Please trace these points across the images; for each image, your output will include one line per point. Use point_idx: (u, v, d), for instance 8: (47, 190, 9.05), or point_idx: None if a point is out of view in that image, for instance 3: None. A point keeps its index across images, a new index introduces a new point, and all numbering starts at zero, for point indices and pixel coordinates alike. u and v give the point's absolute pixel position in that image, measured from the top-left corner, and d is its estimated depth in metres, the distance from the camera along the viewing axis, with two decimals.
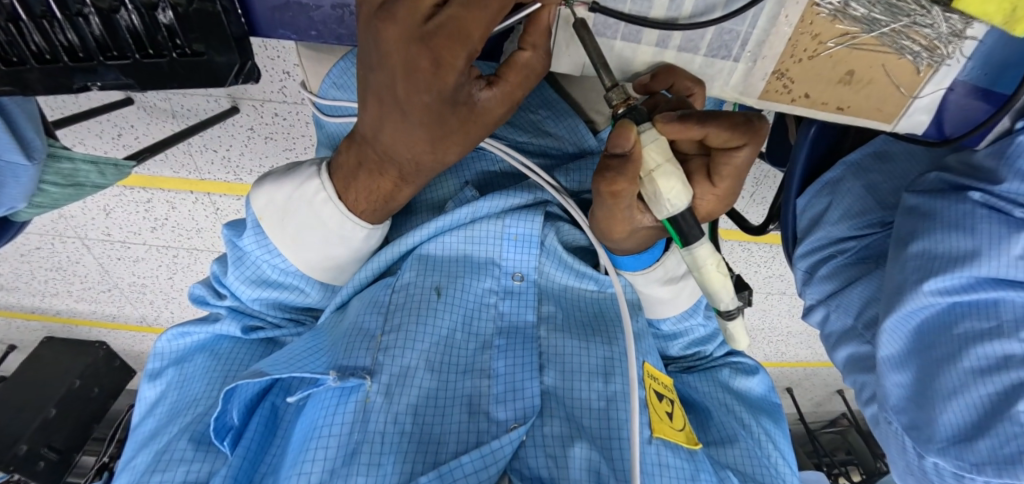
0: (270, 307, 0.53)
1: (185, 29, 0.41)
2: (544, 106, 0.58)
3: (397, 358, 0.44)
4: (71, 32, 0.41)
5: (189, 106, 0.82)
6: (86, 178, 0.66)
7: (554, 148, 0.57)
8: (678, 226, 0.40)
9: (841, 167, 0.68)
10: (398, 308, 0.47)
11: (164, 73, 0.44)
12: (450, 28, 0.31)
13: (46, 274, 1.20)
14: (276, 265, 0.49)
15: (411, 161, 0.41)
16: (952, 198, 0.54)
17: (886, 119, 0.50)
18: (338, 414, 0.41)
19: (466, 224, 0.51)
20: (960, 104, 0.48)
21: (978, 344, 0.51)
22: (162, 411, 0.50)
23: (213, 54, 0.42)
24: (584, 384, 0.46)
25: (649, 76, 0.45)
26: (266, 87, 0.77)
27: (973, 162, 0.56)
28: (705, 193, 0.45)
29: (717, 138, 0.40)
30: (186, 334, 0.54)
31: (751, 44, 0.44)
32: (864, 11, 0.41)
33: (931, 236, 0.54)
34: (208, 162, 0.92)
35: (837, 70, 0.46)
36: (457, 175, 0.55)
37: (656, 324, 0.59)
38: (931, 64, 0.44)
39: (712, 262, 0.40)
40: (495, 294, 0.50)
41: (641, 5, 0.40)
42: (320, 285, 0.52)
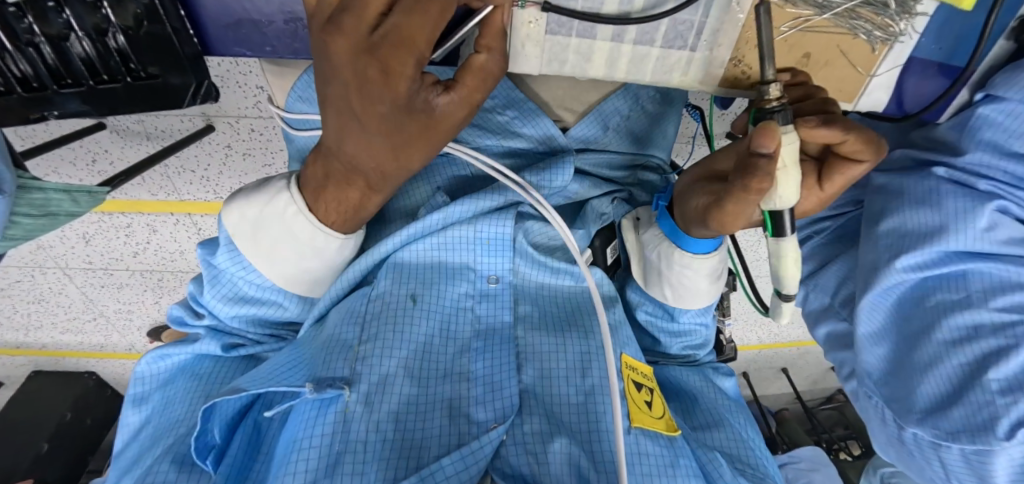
0: (250, 324, 0.53)
1: (138, 53, 0.41)
2: (511, 106, 0.57)
3: (375, 366, 0.44)
4: (23, 64, 0.40)
5: (164, 127, 0.81)
6: (60, 206, 0.66)
7: (524, 148, 0.58)
8: (778, 220, 0.39)
9: None
10: (374, 317, 0.47)
11: (121, 96, 0.44)
12: (394, 36, 0.31)
13: (27, 307, 1.18)
14: (252, 281, 0.49)
15: (375, 170, 0.41)
16: (918, 173, 0.57)
17: (847, 99, 0.51)
18: (318, 426, 0.41)
19: (438, 230, 0.51)
20: (917, 80, 0.49)
21: (950, 315, 0.55)
22: (145, 435, 0.50)
23: (169, 75, 0.43)
24: (562, 380, 0.47)
25: (789, 76, 0.48)
26: (240, 104, 0.77)
27: (937, 136, 0.58)
28: (812, 195, 0.51)
29: (851, 147, 0.45)
30: (166, 356, 0.53)
31: (706, 33, 0.43)
32: None
33: (901, 213, 0.57)
34: (187, 182, 0.91)
35: (793, 54, 0.47)
36: (428, 181, 0.55)
37: (674, 315, 0.59)
38: (886, 41, 0.45)
39: (795, 255, 0.40)
40: (471, 297, 0.50)
41: (592, 1, 0.40)
42: (298, 298, 0.52)
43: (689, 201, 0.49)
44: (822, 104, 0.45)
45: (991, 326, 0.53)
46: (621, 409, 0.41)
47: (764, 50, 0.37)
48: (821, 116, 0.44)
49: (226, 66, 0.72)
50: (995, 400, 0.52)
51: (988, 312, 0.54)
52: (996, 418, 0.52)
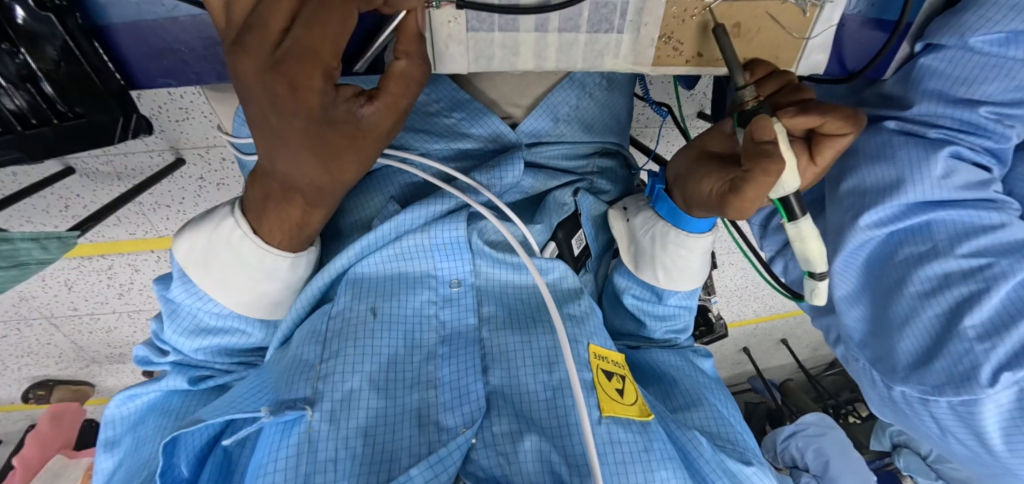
0: (217, 355, 0.53)
1: (66, 96, 0.40)
2: (457, 108, 0.57)
3: (337, 383, 0.43)
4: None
5: (133, 165, 0.80)
6: (29, 255, 0.65)
7: (474, 148, 0.58)
8: (788, 204, 0.43)
9: None
10: (335, 334, 0.46)
11: (54, 141, 0.43)
12: (296, 52, 0.32)
13: (18, 361, 1.17)
14: (210, 311, 0.49)
15: (310, 186, 0.40)
16: (870, 131, 0.57)
17: (786, 66, 0.51)
18: (283, 447, 0.40)
19: (393, 240, 0.50)
20: (857, 35, 0.49)
21: (919, 269, 0.55)
22: (120, 477, 0.49)
23: (97, 114, 0.42)
24: (529, 376, 0.46)
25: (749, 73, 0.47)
26: (206, 133, 0.76)
27: (885, 92, 0.57)
28: (807, 173, 0.48)
29: (831, 126, 0.44)
30: (134, 397, 0.52)
31: (631, 12, 0.43)
32: None
33: (857, 172, 0.57)
34: (163, 217, 0.91)
35: (723, 25, 0.46)
36: (381, 192, 0.55)
37: (662, 297, 0.59)
38: (816, 3, 0.46)
39: (813, 235, 0.43)
40: (434, 303, 0.50)
41: None
42: (260, 323, 0.51)
43: (690, 187, 0.49)
44: (794, 89, 0.46)
45: (960, 272, 0.54)
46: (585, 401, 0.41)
47: (732, 62, 0.42)
48: (796, 105, 0.44)
49: (191, 95, 0.71)
50: (973, 346, 0.53)
51: (956, 259, 0.54)
52: (978, 365, 0.52)
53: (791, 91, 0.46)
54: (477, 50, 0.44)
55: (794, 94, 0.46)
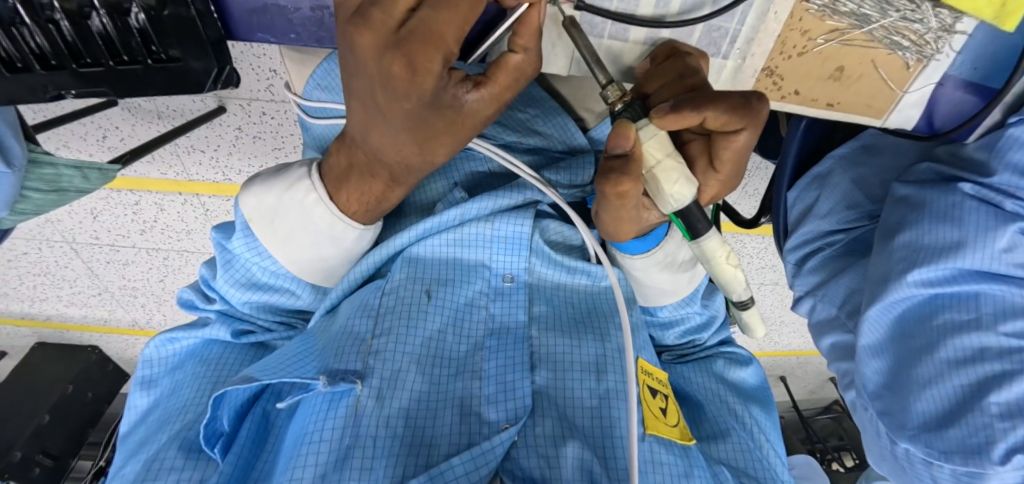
0: (261, 310, 0.52)
1: (159, 34, 0.40)
2: (532, 105, 0.57)
3: (388, 361, 0.43)
4: (41, 36, 0.39)
5: (175, 106, 0.79)
6: (70, 182, 0.65)
7: (542, 147, 0.56)
8: (687, 220, 0.40)
9: (830, 160, 0.68)
10: (387, 311, 0.46)
11: (139, 81, 0.43)
12: (421, 31, 0.31)
13: (34, 280, 1.17)
14: (265, 268, 0.48)
15: (400, 163, 0.42)
16: (942, 188, 0.54)
17: (876, 115, 0.50)
18: (328, 419, 0.40)
19: (455, 225, 0.50)
20: (949, 98, 0.47)
21: (955, 336, 0.51)
22: (155, 416, 0.50)
23: (189, 59, 0.42)
24: (576, 381, 0.46)
25: (650, 59, 0.43)
26: (253, 86, 0.75)
27: (963, 155, 0.55)
28: (708, 179, 0.44)
29: (715, 122, 0.39)
30: (175, 340, 0.53)
31: (739, 41, 0.44)
32: (853, 7, 0.41)
33: (918, 227, 0.54)
34: (196, 163, 0.90)
35: (826, 67, 0.46)
36: (446, 176, 0.54)
37: (653, 310, 0.59)
38: (920, 58, 0.44)
39: (722, 255, 0.40)
40: (485, 295, 0.50)
41: (628, 3, 0.40)
42: (311, 287, 0.51)
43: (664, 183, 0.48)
44: (676, 78, 0.40)
45: (999, 349, 0.49)
46: (637, 415, 0.40)
47: (588, 60, 0.36)
48: (674, 97, 0.39)
49: (240, 46, 0.69)
50: (993, 423, 0.48)
51: (998, 336, 0.50)
52: (991, 441, 0.48)
53: (673, 81, 0.40)
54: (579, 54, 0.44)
55: (678, 83, 0.40)
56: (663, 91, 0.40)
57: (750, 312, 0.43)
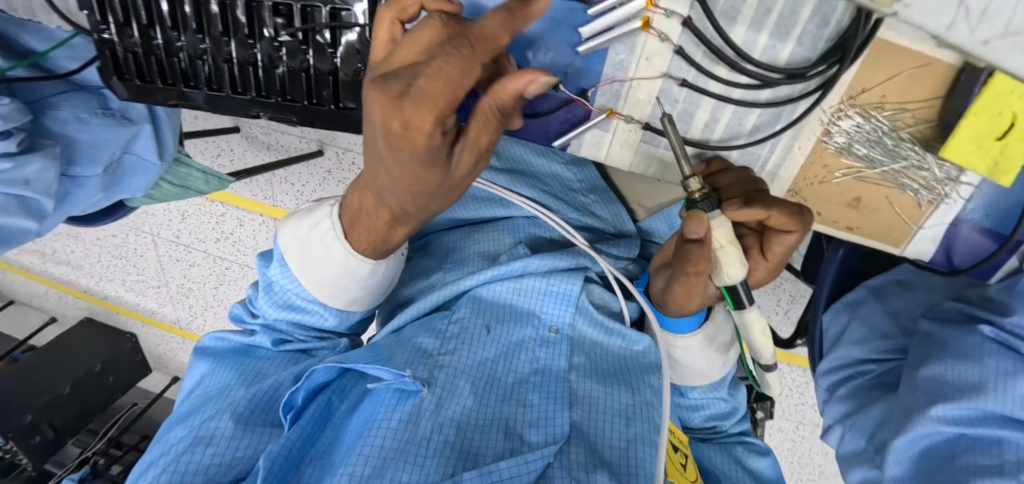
0: (297, 327, 0.61)
1: (347, 88, 0.56)
2: (594, 191, 0.69)
3: (449, 375, 0.52)
4: (270, 74, 0.56)
5: (283, 143, 1.00)
6: (195, 183, 0.88)
7: (599, 226, 0.66)
8: (734, 294, 0.46)
9: (863, 289, 0.77)
10: (454, 338, 0.55)
11: (318, 117, 0.58)
12: (419, 93, 0.32)
13: (109, 259, 1.38)
14: (300, 294, 0.57)
15: (398, 205, 0.45)
16: (963, 331, 0.63)
17: (894, 243, 0.58)
18: (397, 411, 0.49)
19: (517, 276, 0.60)
20: (969, 238, 0.55)
21: (982, 477, 0.57)
22: (203, 385, 0.60)
23: (359, 109, 0.57)
24: (608, 424, 0.52)
25: (706, 166, 0.53)
26: (353, 140, 0.96)
27: (988, 295, 0.65)
28: (758, 266, 0.51)
29: (777, 221, 0.46)
30: (220, 339, 0.64)
31: (770, 165, 0.54)
32: (866, 151, 0.51)
33: (942, 364, 0.62)
34: (284, 193, 1.09)
35: (845, 196, 0.55)
36: (512, 234, 0.66)
37: (683, 391, 0.65)
38: (932, 200, 0.53)
39: (759, 327, 0.46)
40: (534, 340, 0.58)
41: (682, 125, 0.52)
42: (335, 310, 0.58)
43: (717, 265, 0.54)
44: (746, 183, 0.49)
45: None
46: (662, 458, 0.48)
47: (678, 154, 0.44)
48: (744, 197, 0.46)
49: None
50: None
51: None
52: None
53: (743, 185, 0.49)
54: (641, 152, 0.55)
55: (746, 188, 0.49)
56: (733, 191, 0.49)
57: (772, 376, 0.49)
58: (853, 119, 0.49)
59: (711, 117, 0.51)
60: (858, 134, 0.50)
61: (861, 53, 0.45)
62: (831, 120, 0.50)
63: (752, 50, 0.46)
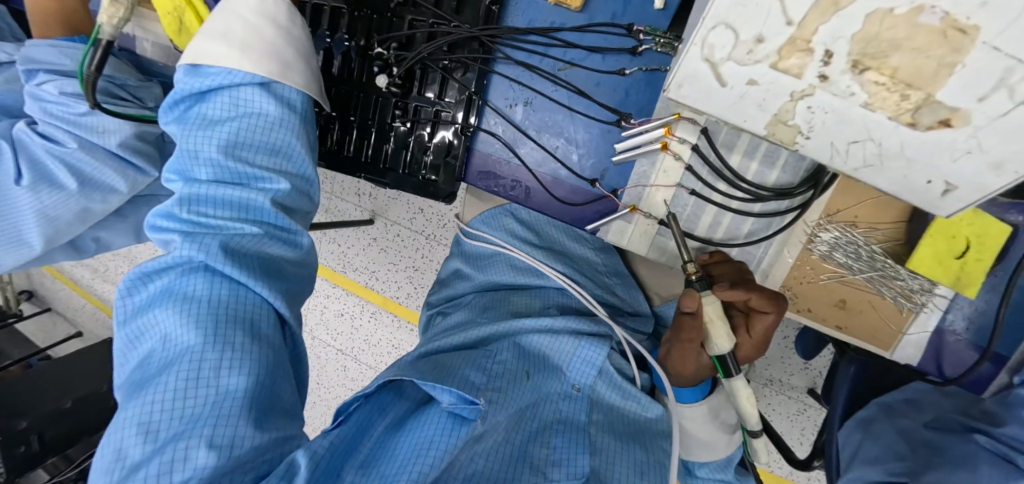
0: (228, 154, 0.56)
1: (434, 165, 0.70)
2: (615, 275, 0.80)
3: (496, 409, 0.58)
4: (379, 147, 0.72)
5: (341, 210, 1.28)
6: None
7: (618, 304, 0.77)
8: (724, 362, 0.56)
9: (874, 406, 0.75)
10: (501, 377, 0.63)
11: (406, 182, 0.71)
12: None
13: None
14: (220, 100, 0.58)
15: None
16: (961, 438, 0.63)
17: (883, 346, 0.64)
18: (451, 432, 0.56)
19: (551, 333, 0.69)
20: (956, 347, 0.61)
21: None
22: (147, 360, 0.52)
23: (441, 181, 0.70)
24: (624, 476, 0.57)
25: (708, 255, 0.63)
26: (405, 215, 1.19)
27: (987, 409, 0.65)
28: (744, 342, 0.59)
29: (757, 303, 0.57)
30: (146, 284, 0.55)
31: (764, 263, 0.65)
32: (844, 259, 0.61)
33: (941, 473, 0.60)
34: (331, 252, 1.35)
35: (832, 297, 0.64)
36: (543, 299, 0.76)
37: (692, 467, 0.66)
38: (912, 308, 0.61)
39: (745, 392, 0.56)
40: (559, 394, 0.65)
41: (691, 222, 0.64)
42: (270, 98, 0.58)
43: None
44: (736, 271, 0.59)
45: None
46: None
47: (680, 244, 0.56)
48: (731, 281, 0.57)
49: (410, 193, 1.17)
50: None
51: None
52: None
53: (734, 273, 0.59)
54: (655, 244, 0.66)
55: (737, 275, 0.59)
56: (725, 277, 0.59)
57: (760, 441, 0.60)
58: (832, 233, 0.61)
59: (714, 220, 0.63)
60: (837, 245, 0.61)
61: (832, 184, 0.59)
62: (814, 231, 0.62)
63: (746, 173, 0.60)
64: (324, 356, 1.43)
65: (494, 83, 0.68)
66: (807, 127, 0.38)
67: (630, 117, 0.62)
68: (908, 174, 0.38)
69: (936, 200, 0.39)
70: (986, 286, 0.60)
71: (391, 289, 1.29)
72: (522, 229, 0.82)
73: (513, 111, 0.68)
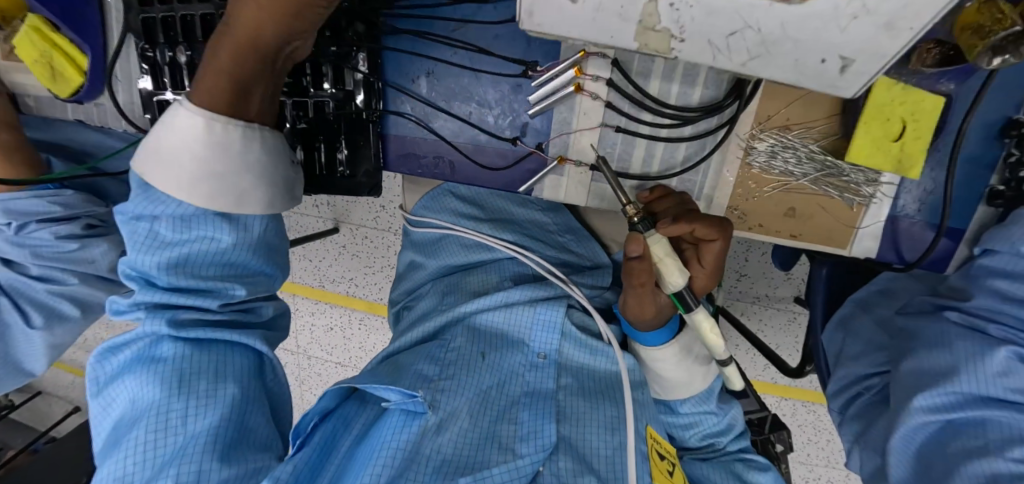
0: (179, 272, 0.50)
1: (350, 161, 0.65)
2: (569, 232, 0.77)
3: (450, 398, 0.57)
4: None
5: (303, 224, 1.23)
6: None
7: (575, 260, 0.74)
8: (682, 298, 0.54)
9: (851, 303, 0.75)
10: (452, 363, 0.61)
11: (324, 185, 0.66)
12: None
13: None
14: (167, 211, 0.48)
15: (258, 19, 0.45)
16: (933, 317, 0.62)
17: (841, 245, 0.62)
18: (402, 431, 0.55)
19: (505, 307, 0.67)
20: (911, 231, 0.60)
21: (970, 461, 0.54)
22: (119, 423, 0.52)
23: (361, 176, 0.66)
24: (595, 435, 0.56)
25: (649, 192, 0.60)
26: (366, 215, 1.15)
27: (953, 286, 0.63)
28: (698, 273, 0.58)
29: (703, 232, 0.54)
30: (112, 350, 0.54)
31: (706, 187, 0.62)
32: (783, 166, 0.59)
33: (918, 354, 0.60)
34: (303, 269, 1.30)
35: (780, 207, 0.62)
36: (499, 273, 0.73)
37: (675, 406, 0.65)
38: (861, 202, 0.60)
39: (708, 324, 0.54)
40: (524, 365, 0.63)
41: (624, 163, 0.61)
42: (228, 227, 0.50)
43: None
44: (678, 204, 0.57)
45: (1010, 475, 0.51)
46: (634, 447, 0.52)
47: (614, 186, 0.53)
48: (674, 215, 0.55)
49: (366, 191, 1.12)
50: None
51: (1006, 460, 0.52)
52: None
53: (676, 206, 0.57)
54: (594, 192, 0.63)
55: (680, 208, 0.57)
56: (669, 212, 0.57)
57: (731, 368, 0.59)
58: (767, 142, 0.59)
59: (647, 153, 0.61)
60: (774, 153, 0.59)
61: (756, 92, 0.56)
62: (748, 143, 0.59)
63: (668, 97, 0.57)
64: (325, 372, 1.40)
65: (389, 61, 0.64)
66: (677, 28, 0.35)
67: (536, 64, 0.58)
68: (800, 58, 0.35)
69: (838, 80, 0.36)
70: (930, 163, 0.58)
71: (374, 292, 1.25)
72: (466, 206, 0.78)
73: (417, 85, 0.64)
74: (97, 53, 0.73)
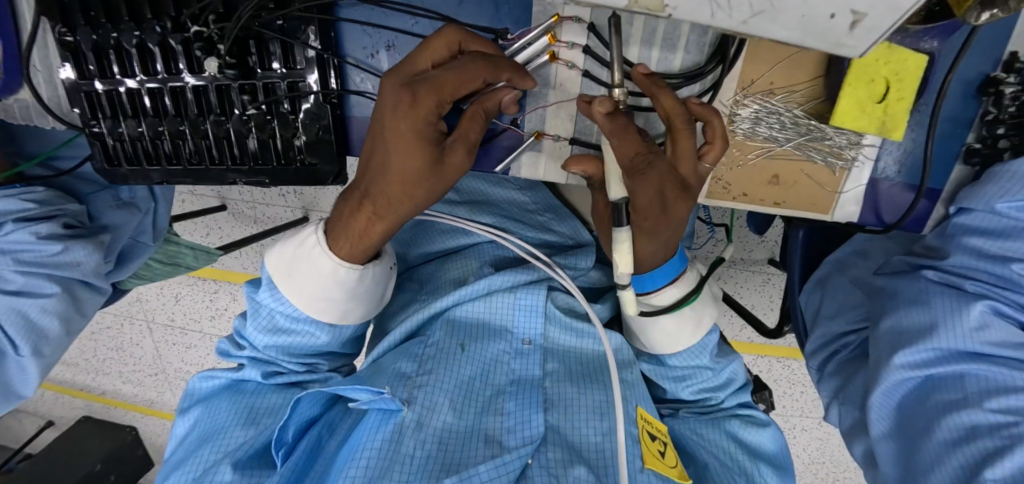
0: (285, 353, 0.60)
1: (309, 149, 0.62)
2: (550, 210, 0.74)
3: (429, 393, 0.55)
4: (239, 145, 0.63)
5: (268, 215, 1.16)
6: (183, 259, 1.00)
7: (557, 240, 0.71)
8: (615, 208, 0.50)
9: (826, 264, 0.74)
10: (430, 358, 0.58)
11: (286, 175, 0.63)
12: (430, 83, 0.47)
13: (105, 353, 1.48)
14: (287, 313, 0.57)
15: (398, 187, 0.50)
16: (909, 277, 0.62)
17: (823, 210, 0.61)
18: (380, 431, 0.52)
19: (485, 295, 0.64)
20: (890, 193, 0.60)
21: (948, 415, 0.54)
22: (193, 437, 0.59)
23: (322, 164, 0.62)
24: (584, 422, 0.55)
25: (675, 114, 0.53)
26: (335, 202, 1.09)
27: (929, 245, 0.63)
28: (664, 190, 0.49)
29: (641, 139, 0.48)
30: (209, 377, 0.63)
31: None
32: (767, 132, 0.57)
33: (897, 312, 0.60)
34: None
35: (763, 175, 0.60)
36: (478, 258, 0.69)
37: (666, 360, 0.63)
38: (844, 166, 0.58)
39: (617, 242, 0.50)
40: (509, 353, 0.61)
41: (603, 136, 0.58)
42: (329, 328, 0.58)
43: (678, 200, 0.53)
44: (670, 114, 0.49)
45: (988, 425, 0.52)
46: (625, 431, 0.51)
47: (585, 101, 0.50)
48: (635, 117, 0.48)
49: None
50: None
51: (985, 412, 0.52)
52: None
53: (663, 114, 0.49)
54: None
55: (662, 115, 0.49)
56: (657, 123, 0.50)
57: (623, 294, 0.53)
58: (751, 107, 0.57)
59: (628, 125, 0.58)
60: (758, 118, 0.57)
61: (741, 52, 0.54)
62: (732, 110, 0.57)
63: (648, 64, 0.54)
64: None
65: (344, 34, 0.58)
66: None
67: (507, 32, 0.54)
68: (809, 12, 0.33)
69: (847, 36, 0.34)
70: (911, 123, 0.57)
71: None
72: None
73: (377, 60, 0.59)
74: (7, 38, 0.64)
